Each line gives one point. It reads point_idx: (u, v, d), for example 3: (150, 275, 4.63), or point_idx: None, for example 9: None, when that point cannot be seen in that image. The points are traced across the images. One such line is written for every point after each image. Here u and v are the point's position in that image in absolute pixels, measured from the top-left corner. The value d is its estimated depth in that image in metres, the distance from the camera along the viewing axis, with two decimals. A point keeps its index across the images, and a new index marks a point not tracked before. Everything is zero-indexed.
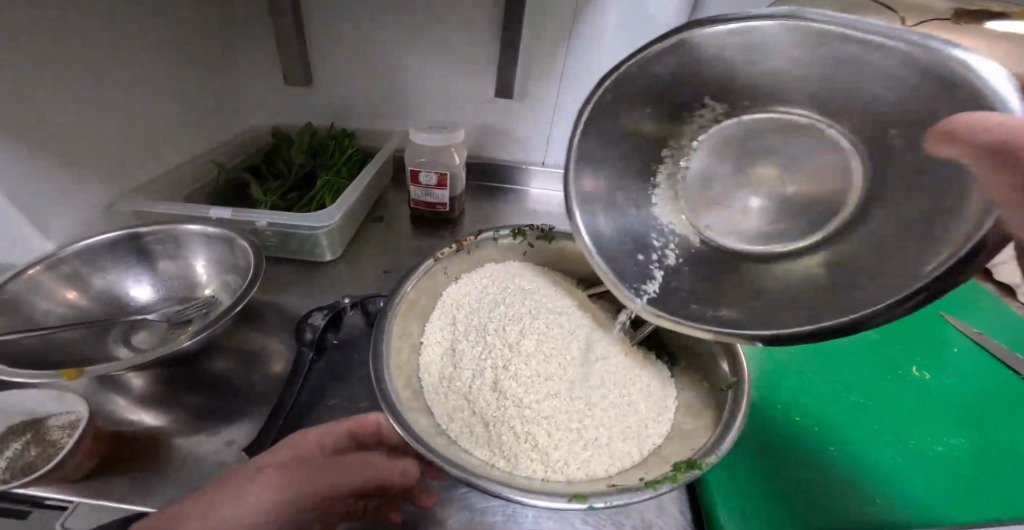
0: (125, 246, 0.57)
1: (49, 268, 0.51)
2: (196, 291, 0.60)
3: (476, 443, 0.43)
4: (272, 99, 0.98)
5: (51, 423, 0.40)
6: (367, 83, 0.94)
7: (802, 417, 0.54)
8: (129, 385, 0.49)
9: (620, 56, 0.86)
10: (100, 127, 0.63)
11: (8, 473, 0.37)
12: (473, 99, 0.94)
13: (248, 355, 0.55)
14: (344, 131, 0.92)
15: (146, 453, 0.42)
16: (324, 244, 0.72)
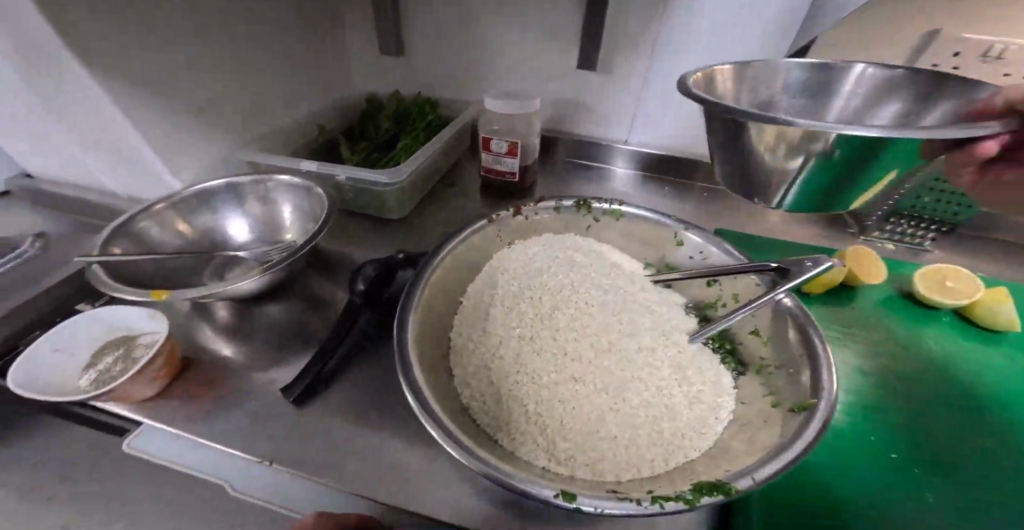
0: (226, 190, 0.65)
1: (171, 206, 0.60)
2: (279, 236, 0.67)
3: (486, 413, 0.41)
4: (369, 67, 1.03)
5: (137, 343, 0.47)
6: (453, 51, 0.93)
7: (900, 455, 0.47)
8: (217, 314, 0.57)
9: (721, 32, 0.75)
10: (222, 90, 0.72)
11: (95, 382, 0.43)
12: (557, 71, 0.89)
13: (315, 300, 0.60)
14: (427, 99, 0.94)
15: (217, 382, 0.48)
16: (394, 203, 0.75)
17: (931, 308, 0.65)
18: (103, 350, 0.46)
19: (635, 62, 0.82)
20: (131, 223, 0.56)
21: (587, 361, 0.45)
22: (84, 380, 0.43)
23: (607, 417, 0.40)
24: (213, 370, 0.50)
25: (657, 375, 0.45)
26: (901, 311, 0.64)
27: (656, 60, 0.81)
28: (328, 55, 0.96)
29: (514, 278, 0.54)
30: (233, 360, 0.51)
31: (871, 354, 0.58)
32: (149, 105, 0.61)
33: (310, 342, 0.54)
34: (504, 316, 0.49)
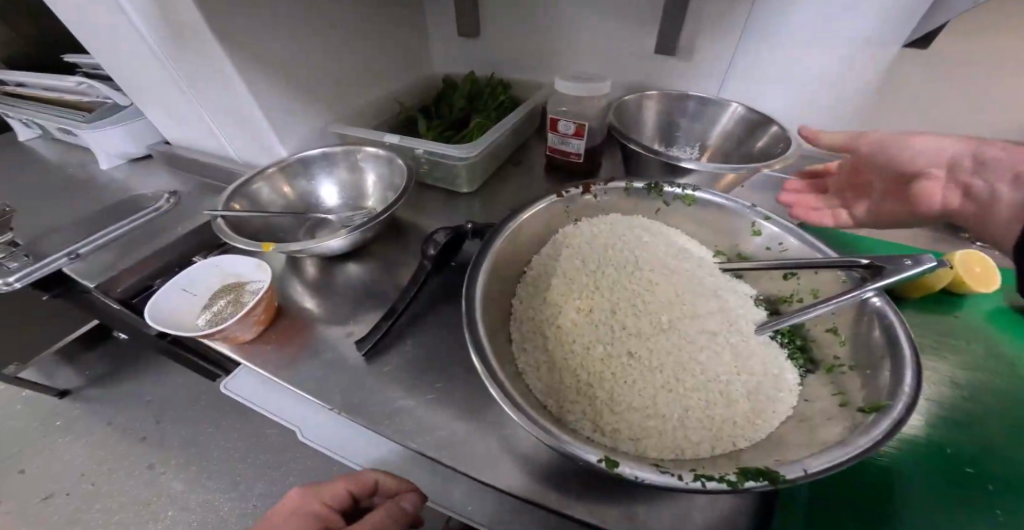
0: (321, 159, 0.72)
1: (280, 170, 0.69)
2: (361, 203, 0.73)
3: (540, 377, 0.43)
4: (447, 48, 1.06)
5: (248, 289, 0.55)
6: (530, 32, 0.93)
7: (975, 468, 0.42)
8: (305, 271, 0.64)
9: (830, 11, 0.68)
10: (318, 71, 0.78)
11: (211, 318, 0.52)
12: (636, 53, 0.86)
13: (388, 264, 0.65)
14: (501, 81, 0.96)
15: (305, 331, 0.55)
16: (464, 177, 0.78)
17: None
18: (218, 293, 0.56)
19: (724, 44, 0.77)
20: (247, 185, 0.65)
21: (645, 341, 0.45)
22: (201, 320, 0.52)
23: (660, 398, 0.41)
24: (302, 320, 0.56)
25: (718, 363, 0.44)
26: (1017, 327, 0.56)
27: (746, 42, 0.75)
28: (412, 36, 1.00)
29: (580, 252, 0.55)
30: (318, 312, 0.58)
31: (977, 369, 0.51)
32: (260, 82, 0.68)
33: (383, 302, 0.59)
34: (565, 288, 0.51)
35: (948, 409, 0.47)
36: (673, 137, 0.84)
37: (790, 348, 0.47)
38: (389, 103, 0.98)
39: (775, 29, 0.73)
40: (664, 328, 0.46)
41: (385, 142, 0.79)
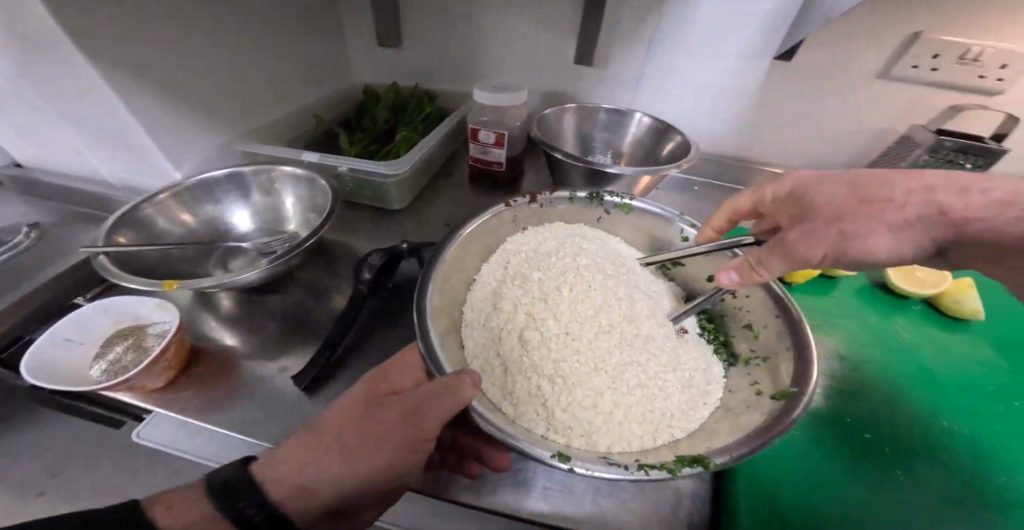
0: (230, 180, 0.65)
1: (175, 194, 0.61)
2: (281, 226, 0.68)
3: (492, 383, 0.44)
4: (366, 58, 1.02)
5: (149, 332, 0.48)
6: (451, 44, 0.94)
7: (873, 434, 0.50)
8: (218, 305, 0.58)
9: (718, 30, 0.77)
10: (220, 81, 0.72)
11: (109, 372, 0.44)
12: (555, 65, 0.90)
13: (318, 290, 0.61)
14: (426, 92, 0.95)
15: (220, 370, 0.49)
16: (395, 195, 0.75)
17: (902, 297, 0.68)
18: (112, 340, 0.47)
19: (630, 58, 0.84)
20: (135, 211, 0.57)
21: (589, 342, 0.47)
22: (95, 371, 0.44)
23: (606, 396, 0.43)
24: (219, 359, 0.50)
25: (655, 360, 0.46)
26: (883, 302, 0.67)
27: (651, 57, 0.83)
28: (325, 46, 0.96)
29: (523, 259, 0.55)
30: (237, 350, 0.52)
31: (855, 339, 0.61)
32: (148, 92, 0.61)
33: (315, 331, 0.55)
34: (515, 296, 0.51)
35: (837, 376, 0.56)
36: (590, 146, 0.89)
37: (715, 338, 0.52)
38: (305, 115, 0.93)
39: (673, 45, 0.81)
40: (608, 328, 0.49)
41: (305, 160, 0.74)
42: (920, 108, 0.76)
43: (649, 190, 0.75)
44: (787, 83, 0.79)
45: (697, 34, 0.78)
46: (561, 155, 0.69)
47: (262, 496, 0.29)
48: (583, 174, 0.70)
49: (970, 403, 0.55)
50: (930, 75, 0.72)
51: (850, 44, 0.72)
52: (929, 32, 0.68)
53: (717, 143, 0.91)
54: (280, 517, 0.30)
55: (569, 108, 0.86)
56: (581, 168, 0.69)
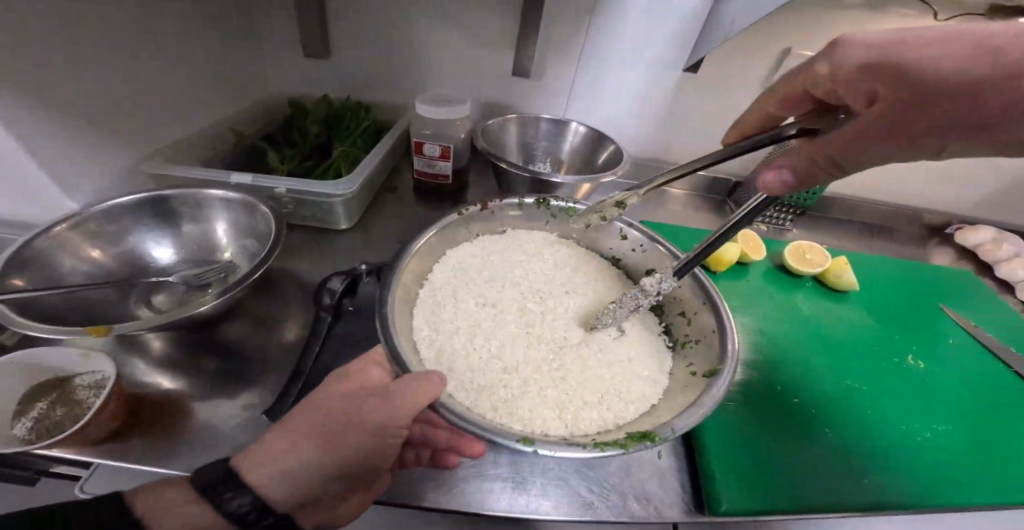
0: (147, 208, 0.60)
1: (75, 225, 0.54)
2: (215, 255, 0.64)
3: (458, 386, 0.44)
4: (289, 69, 0.98)
5: (76, 383, 0.44)
6: (382, 55, 0.93)
7: (801, 400, 0.58)
8: (148, 347, 0.52)
9: (638, 46, 0.85)
10: (124, 96, 0.65)
11: (34, 432, 0.40)
12: (489, 77, 0.93)
13: (265, 319, 0.58)
14: (360, 104, 0.93)
15: (162, 415, 0.45)
16: (341, 213, 0.74)
17: (797, 276, 0.79)
18: (30, 395, 0.43)
19: (559, 70, 0.90)
20: (27, 248, 0.49)
21: (543, 351, 0.51)
22: (18, 430, 0.40)
23: (557, 389, 0.46)
24: (158, 403, 0.46)
25: (604, 357, 0.51)
26: (787, 282, 0.78)
27: (580, 70, 0.89)
28: (240, 53, 0.90)
29: (474, 283, 0.58)
30: (175, 391, 0.48)
31: (770, 318, 0.70)
32: (32, 110, 0.54)
33: (264, 362, 0.52)
34: (469, 313, 0.54)
35: (757, 354, 0.63)
36: (530, 155, 0.93)
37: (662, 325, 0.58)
38: (225, 130, 0.87)
39: (596, 56, 0.87)
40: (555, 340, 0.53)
41: (235, 182, 0.70)
42: None
43: (588, 195, 0.80)
44: (693, 92, 0.89)
45: (617, 47, 0.86)
46: (502, 162, 0.72)
47: (253, 493, 0.30)
48: (524, 182, 0.74)
49: (856, 368, 0.65)
50: None
51: (742, 59, 0.83)
52: (798, 48, 0.80)
53: (640, 148, 1.00)
54: (266, 503, 0.30)
55: (509, 119, 0.89)
56: (525, 177, 0.72)
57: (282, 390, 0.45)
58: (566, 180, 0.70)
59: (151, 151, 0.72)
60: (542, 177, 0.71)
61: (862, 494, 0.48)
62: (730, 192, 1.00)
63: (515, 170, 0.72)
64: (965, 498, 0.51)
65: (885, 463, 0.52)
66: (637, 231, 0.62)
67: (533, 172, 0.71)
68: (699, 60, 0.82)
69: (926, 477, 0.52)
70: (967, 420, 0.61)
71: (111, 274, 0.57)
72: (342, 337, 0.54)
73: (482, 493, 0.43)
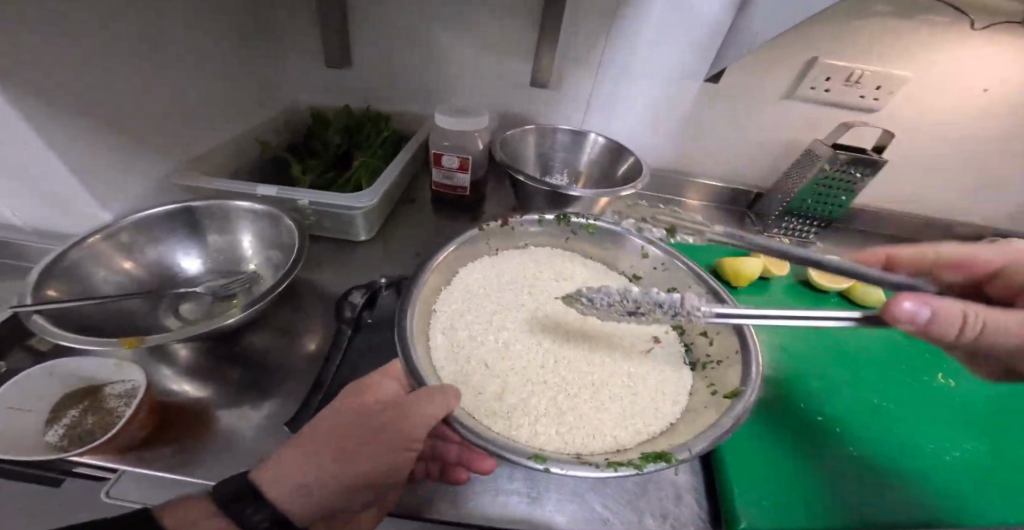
0: (175, 220, 0.62)
1: (109, 237, 0.56)
2: (240, 265, 0.65)
3: (471, 405, 0.45)
4: (313, 82, 1.01)
5: (107, 392, 0.46)
6: (402, 68, 0.95)
7: (825, 417, 0.56)
8: (175, 355, 0.54)
9: (658, 56, 0.85)
10: (156, 110, 0.68)
11: (66, 438, 0.42)
12: (506, 88, 0.94)
13: (287, 330, 0.59)
14: (380, 114, 0.95)
15: (185, 421, 0.46)
16: (362, 225, 0.75)
17: (822, 292, 0.77)
18: (63, 402, 0.45)
19: (577, 82, 0.91)
20: (61, 259, 0.51)
21: (557, 371, 0.51)
22: (52, 436, 0.42)
23: (568, 410, 0.46)
24: (182, 409, 0.47)
25: (622, 382, 0.51)
26: (811, 296, 0.76)
27: (599, 81, 0.90)
28: (266, 67, 0.94)
29: (493, 298, 0.60)
30: (198, 398, 0.49)
31: (791, 332, 0.68)
32: (70, 124, 0.56)
33: (284, 373, 0.53)
34: (480, 332, 0.55)
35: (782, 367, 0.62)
36: (547, 166, 0.94)
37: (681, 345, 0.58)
38: (251, 141, 0.90)
39: (614, 68, 0.88)
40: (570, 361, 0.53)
41: (260, 194, 0.72)
42: (820, 123, 0.87)
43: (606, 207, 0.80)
44: (712, 103, 0.89)
45: (635, 59, 0.86)
46: (522, 174, 0.72)
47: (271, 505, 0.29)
48: (542, 195, 0.74)
49: (882, 383, 0.63)
50: (825, 95, 0.83)
51: (763, 69, 0.82)
52: (823, 56, 0.78)
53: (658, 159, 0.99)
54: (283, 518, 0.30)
55: (528, 130, 0.90)
56: (543, 191, 0.73)
57: (303, 401, 0.45)
58: (585, 194, 0.70)
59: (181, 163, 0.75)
60: (562, 189, 0.71)
61: (893, 514, 0.46)
62: (752, 204, 0.99)
63: (534, 184, 0.72)
64: (1004, 520, 0.48)
65: (916, 482, 0.50)
66: (656, 250, 0.63)
67: (553, 185, 0.70)
68: (720, 70, 0.82)
69: (960, 499, 0.50)
70: (1002, 439, 0.58)
71: (141, 283, 0.59)
72: (361, 349, 0.54)
73: (496, 508, 0.42)
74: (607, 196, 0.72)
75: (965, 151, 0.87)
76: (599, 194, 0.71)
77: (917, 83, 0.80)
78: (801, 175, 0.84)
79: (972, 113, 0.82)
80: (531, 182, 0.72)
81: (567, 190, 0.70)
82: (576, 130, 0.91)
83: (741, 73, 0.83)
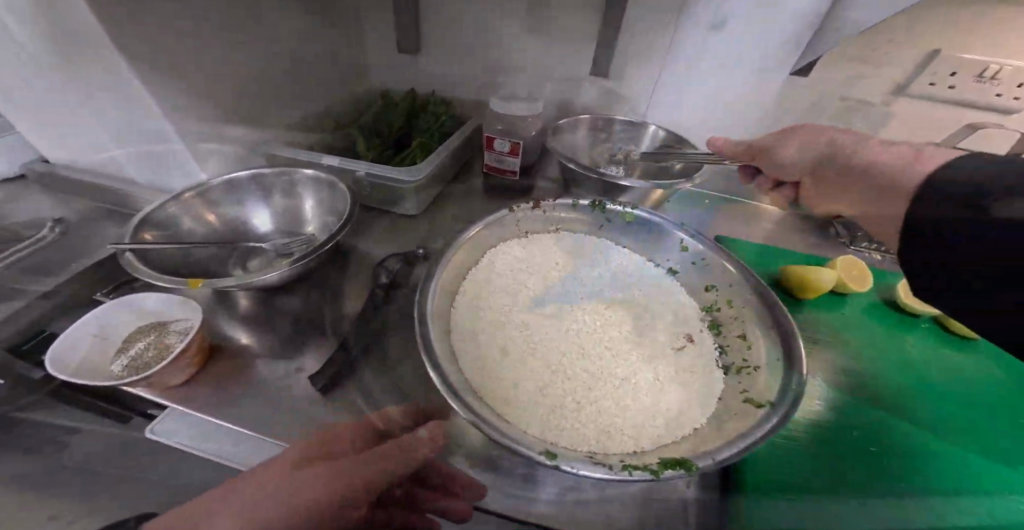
0: (254, 182, 0.67)
1: (199, 194, 0.63)
2: (301, 227, 0.70)
3: (482, 386, 0.46)
4: (384, 67, 1.05)
5: (170, 328, 0.51)
6: (467, 55, 0.96)
7: (879, 449, 0.50)
8: (239, 306, 0.60)
9: (734, 46, 0.78)
10: (244, 86, 0.75)
11: (129, 367, 0.46)
12: (570, 76, 0.92)
13: (332, 290, 0.64)
14: (440, 100, 0.98)
15: (237, 371, 0.51)
16: (411, 199, 0.78)
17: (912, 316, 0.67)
18: (135, 336, 0.50)
19: (643, 72, 0.86)
20: (159, 208, 0.59)
21: (582, 365, 0.51)
22: (117, 366, 0.47)
23: (585, 398, 0.47)
24: (236, 358, 0.52)
25: (637, 386, 0.49)
26: (889, 317, 0.67)
27: (664, 74, 0.85)
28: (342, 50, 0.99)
29: (520, 283, 0.61)
30: (252, 348, 0.54)
31: (860, 354, 0.61)
32: (169, 99, 0.64)
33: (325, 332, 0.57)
34: (503, 319, 0.55)
35: (835, 387, 0.56)
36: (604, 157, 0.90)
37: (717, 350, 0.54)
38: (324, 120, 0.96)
39: (685, 59, 0.83)
40: (595, 359, 0.52)
41: (325, 163, 0.77)
42: (933, 126, 0.76)
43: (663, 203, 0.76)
44: (797, 98, 0.80)
45: (707, 50, 0.80)
46: (569, 159, 0.70)
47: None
48: (592, 184, 0.71)
49: (955, 417, 0.54)
50: (948, 93, 0.71)
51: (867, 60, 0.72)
52: (949, 48, 0.67)
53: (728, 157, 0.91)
54: None
55: (580, 119, 0.87)
56: (594, 179, 0.70)
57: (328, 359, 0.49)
58: (636, 184, 0.67)
59: (261, 138, 0.81)
60: (609, 178, 0.69)
61: None
62: None
63: (583, 171, 0.70)
64: None
65: None
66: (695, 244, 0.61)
67: (597, 171, 0.68)
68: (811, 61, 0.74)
69: None
70: None
71: (219, 236, 0.65)
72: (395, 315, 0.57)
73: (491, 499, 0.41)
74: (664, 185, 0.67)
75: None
76: (652, 185, 0.67)
77: None
78: None
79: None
80: (580, 169, 0.70)
81: (616, 180, 0.68)
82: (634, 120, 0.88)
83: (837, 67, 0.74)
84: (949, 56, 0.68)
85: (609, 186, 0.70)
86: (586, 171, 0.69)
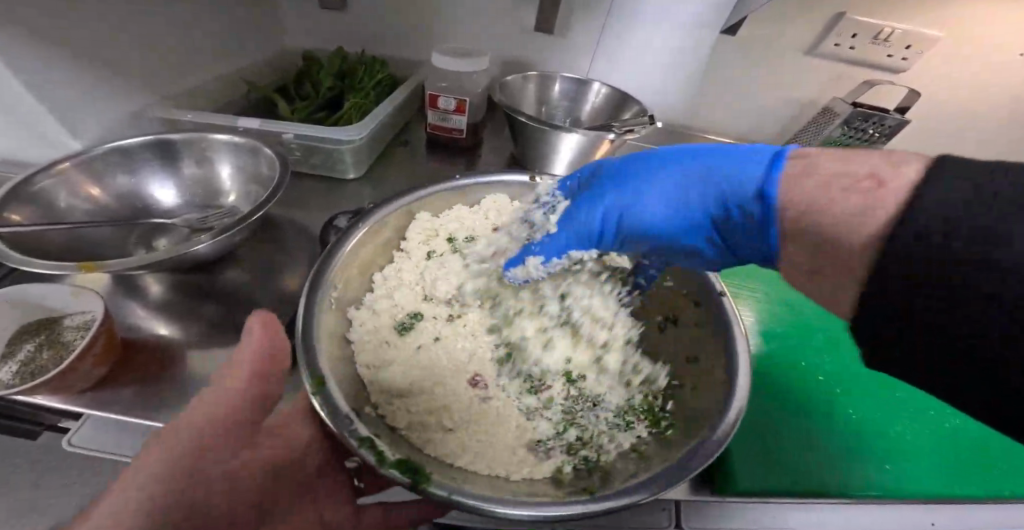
0: (151, 149, 0.60)
1: (79, 164, 0.54)
2: (219, 197, 0.64)
3: (432, 432, 0.42)
4: (304, 22, 0.94)
5: (68, 324, 0.46)
6: (411, 19, 0.91)
7: (815, 456, 0.50)
8: (148, 293, 0.55)
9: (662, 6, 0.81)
10: (129, 47, 0.65)
11: (23, 371, 0.42)
12: (513, 32, 0.89)
13: (264, 269, 0.60)
14: (374, 57, 0.88)
15: (162, 363, 0.47)
16: (349, 161, 0.73)
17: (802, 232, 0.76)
18: (22, 336, 0.45)
19: (585, 29, 0.87)
20: (26, 184, 0.50)
21: (475, 409, 0.45)
22: (7, 373, 0.42)
23: (467, 424, 0.44)
24: (156, 350, 0.48)
25: (510, 414, 0.47)
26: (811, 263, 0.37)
27: (605, 31, 0.86)
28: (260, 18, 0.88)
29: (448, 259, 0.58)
30: (170, 338, 0.50)
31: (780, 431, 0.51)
32: (53, 63, 0.56)
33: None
34: (414, 317, 0.52)
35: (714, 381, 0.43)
36: (550, 113, 0.90)
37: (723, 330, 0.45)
38: (234, 80, 0.84)
39: (619, 20, 0.85)
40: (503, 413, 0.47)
41: (243, 127, 0.69)
42: (838, 81, 0.87)
43: (609, 154, 0.79)
44: (734, 55, 0.87)
45: (640, 17, 0.84)
46: (521, 112, 0.71)
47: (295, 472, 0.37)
48: (536, 140, 0.75)
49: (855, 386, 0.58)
50: (849, 52, 0.82)
51: (800, 12, 0.78)
52: (850, 11, 0.77)
53: (673, 112, 0.97)
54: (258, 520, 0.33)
55: (530, 75, 0.86)
56: (543, 131, 0.71)
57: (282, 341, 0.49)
58: (581, 140, 0.71)
59: (161, 100, 0.72)
60: (558, 135, 0.71)
61: None
62: None
63: (535, 126, 0.71)
64: (994, 491, 0.52)
65: (947, 492, 0.50)
66: None
67: (559, 127, 0.69)
68: (737, 22, 0.78)
69: (966, 485, 0.51)
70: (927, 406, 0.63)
71: (109, 212, 0.57)
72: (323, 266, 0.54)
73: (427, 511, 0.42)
74: (599, 143, 0.72)
75: (1017, 117, 0.89)
76: (593, 140, 0.71)
77: (940, 47, 0.81)
78: (816, 133, 0.86)
79: (1000, 69, 0.82)
80: (532, 121, 0.71)
81: (561, 134, 0.71)
82: (579, 78, 0.87)
83: (758, 33, 0.83)
84: (853, 19, 0.77)
85: (555, 141, 0.73)
86: (534, 129, 0.72)
